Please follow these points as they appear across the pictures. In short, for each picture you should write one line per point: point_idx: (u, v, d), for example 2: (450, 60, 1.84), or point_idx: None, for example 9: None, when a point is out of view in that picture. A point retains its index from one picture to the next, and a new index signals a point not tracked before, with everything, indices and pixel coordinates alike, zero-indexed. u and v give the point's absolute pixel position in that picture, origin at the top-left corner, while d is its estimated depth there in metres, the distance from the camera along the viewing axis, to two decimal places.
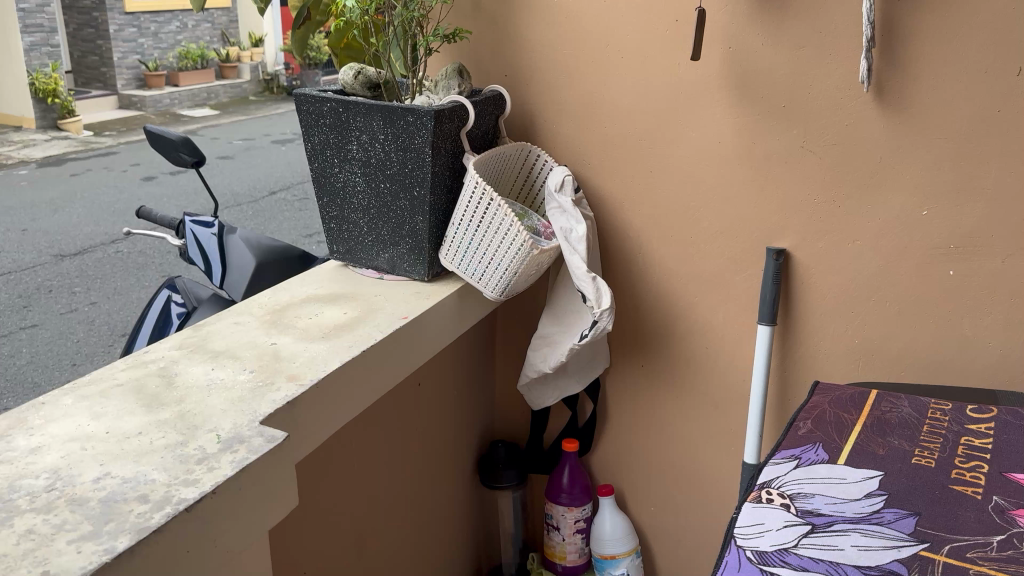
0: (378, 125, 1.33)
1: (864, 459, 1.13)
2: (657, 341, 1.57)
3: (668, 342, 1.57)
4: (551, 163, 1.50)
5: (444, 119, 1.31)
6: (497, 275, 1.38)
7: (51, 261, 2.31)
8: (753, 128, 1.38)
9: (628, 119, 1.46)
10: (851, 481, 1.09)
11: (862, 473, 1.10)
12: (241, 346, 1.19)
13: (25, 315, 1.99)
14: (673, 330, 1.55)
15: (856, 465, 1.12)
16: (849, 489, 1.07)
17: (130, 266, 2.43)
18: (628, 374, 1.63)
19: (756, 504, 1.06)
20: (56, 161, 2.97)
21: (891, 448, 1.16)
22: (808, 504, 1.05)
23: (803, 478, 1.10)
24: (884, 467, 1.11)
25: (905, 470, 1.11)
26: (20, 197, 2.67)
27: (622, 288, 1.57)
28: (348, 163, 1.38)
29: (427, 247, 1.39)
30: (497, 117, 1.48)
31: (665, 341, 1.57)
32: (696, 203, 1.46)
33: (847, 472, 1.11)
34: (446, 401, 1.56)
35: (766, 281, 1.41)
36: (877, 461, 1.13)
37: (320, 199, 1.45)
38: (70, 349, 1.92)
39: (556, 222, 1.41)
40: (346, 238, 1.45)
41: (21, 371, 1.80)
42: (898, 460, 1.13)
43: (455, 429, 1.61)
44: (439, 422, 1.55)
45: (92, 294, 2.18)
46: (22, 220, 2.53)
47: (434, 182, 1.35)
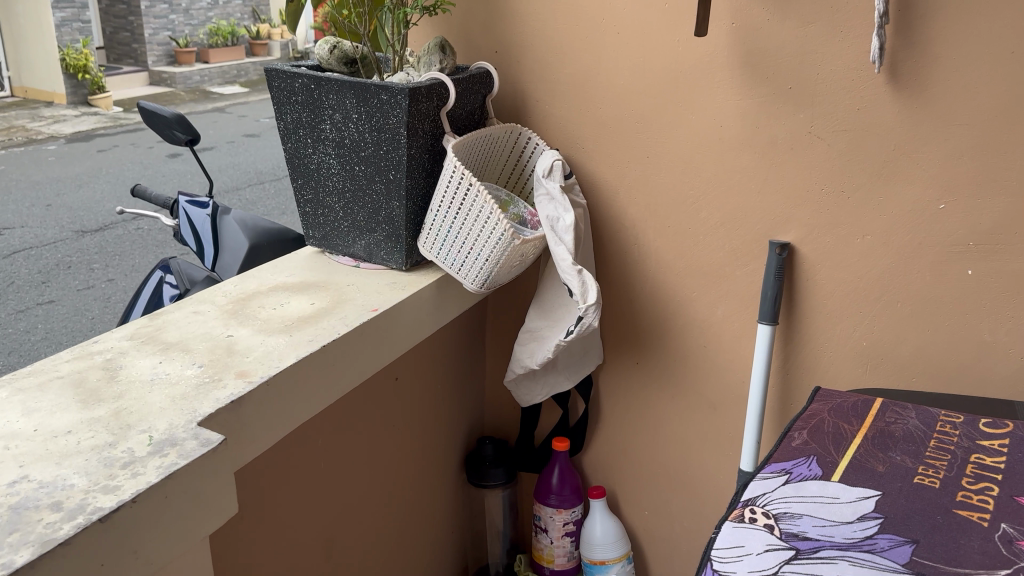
0: (350, 104, 1.24)
1: (863, 477, 1.04)
2: (653, 338, 1.48)
3: (665, 340, 1.47)
4: (542, 147, 1.40)
5: (421, 97, 1.22)
6: (478, 267, 1.29)
7: (73, 236, 2.07)
8: (757, 112, 1.27)
9: (624, 100, 1.36)
10: (845, 501, 0.99)
11: (859, 493, 1.00)
12: (196, 338, 1.12)
13: (42, 290, 1.80)
14: (670, 327, 1.46)
15: (852, 483, 1.03)
16: (843, 511, 0.97)
17: (150, 243, 2.17)
18: (623, 371, 1.54)
19: (737, 525, 0.97)
20: (82, 138, 2.72)
21: (893, 465, 1.06)
22: (794, 527, 0.95)
23: (792, 498, 1.00)
24: (883, 487, 1.02)
25: (907, 490, 1.01)
26: (47, 171, 2.36)
27: (617, 280, 1.48)
28: (322, 143, 1.30)
29: (404, 234, 1.31)
30: (485, 97, 1.39)
31: (661, 338, 1.47)
32: (695, 192, 1.36)
33: (842, 491, 1.01)
34: (429, 397, 1.48)
35: (767, 277, 1.31)
36: (876, 480, 1.03)
37: (295, 182, 1.37)
38: (83, 326, 1.74)
39: (542, 211, 1.32)
40: (322, 223, 1.38)
41: (35, 347, 1.63)
42: (900, 479, 1.03)
43: (439, 426, 1.53)
44: (421, 418, 1.47)
45: (110, 271, 1.97)
46: (45, 195, 2.25)
47: (410, 165, 1.26)
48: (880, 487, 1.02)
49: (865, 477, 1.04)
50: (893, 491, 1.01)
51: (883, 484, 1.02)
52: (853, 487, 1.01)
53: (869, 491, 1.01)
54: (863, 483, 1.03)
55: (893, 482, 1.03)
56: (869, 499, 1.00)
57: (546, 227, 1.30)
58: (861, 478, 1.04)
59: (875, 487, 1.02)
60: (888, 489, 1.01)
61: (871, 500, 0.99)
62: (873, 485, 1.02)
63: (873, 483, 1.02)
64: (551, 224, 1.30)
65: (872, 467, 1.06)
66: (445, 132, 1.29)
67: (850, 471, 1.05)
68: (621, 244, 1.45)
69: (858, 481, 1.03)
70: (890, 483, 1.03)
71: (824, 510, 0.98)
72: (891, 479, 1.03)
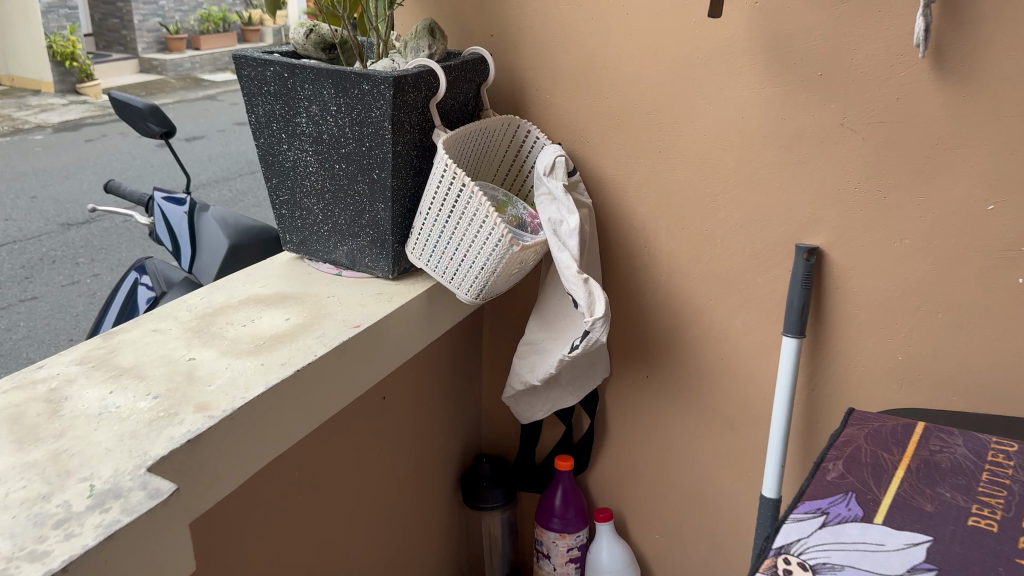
0: (328, 95, 1.11)
1: (912, 519, 0.91)
2: (665, 350, 1.35)
3: (678, 351, 1.34)
4: (542, 141, 1.27)
5: (408, 86, 1.09)
6: (472, 276, 1.16)
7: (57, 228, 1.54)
8: (782, 102, 1.14)
9: (633, 89, 1.22)
10: (892, 549, 0.86)
11: (907, 538, 0.88)
12: (154, 362, 0.99)
13: (28, 286, 1.42)
14: (684, 338, 1.33)
15: (899, 527, 0.90)
16: (891, 561, 0.85)
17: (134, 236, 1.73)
18: (632, 384, 1.41)
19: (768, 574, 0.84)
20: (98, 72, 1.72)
21: (944, 504, 0.93)
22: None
23: (831, 543, 0.87)
24: (935, 531, 0.89)
25: (962, 535, 0.88)
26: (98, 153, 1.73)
27: (625, 285, 1.35)
28: (298, 139, 1.17)
29: (390, 239, 1.18)
30: (480, 86, 1.25)
31: (674, 350, 1.35)
32: (712, 191, 1.23)
33: (887, 537, 0.88)
34: (421, 416, 1.35)
35: (793, 286, 1.18)
36: (926, 521, 0.91)
37: (269, 181, 1.24)
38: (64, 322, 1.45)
39: (543, 214, 1.19)
40: (300, 227, 1.24)
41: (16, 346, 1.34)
42: (954, 522, 0.91)
43: (431, 446, 1.41)
44: (411, 438, 1.34)
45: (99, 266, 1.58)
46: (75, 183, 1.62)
47: (396, 163, 1.13)
48: (931, 530, 0.89)
49: (915, 518, 0.91)
50: (945, 536, 0.88)
51: (935, 528, 0.90)
52: (903, 532, 0.89)
53: (920, 536, 0.88)
54: (912, 525, 0.90)
55: (945, 524, 0.90)
56: (920, 547, 0.87)
57: (548, 231, 1.17)
58: (909, 520, 0.91)
59: (926, 531, 0.89)
60: (941, 534, 0.89)
61: (922, 548, 0.86)
62: (924, 528, 0.90)
63: (923, 526, 0.90)
64: (553, 228, 1.17)
65: (919, 506, 0.93)
66: (435, 125, 1.16)
67: (895, 511, 0.92)
68: (629, 247, 1.32)
69: (906, 523, 0.90)
70: (942, 525, 0.90)
71: (868, 561, 0.85)
72: (943, 521, 0.91)
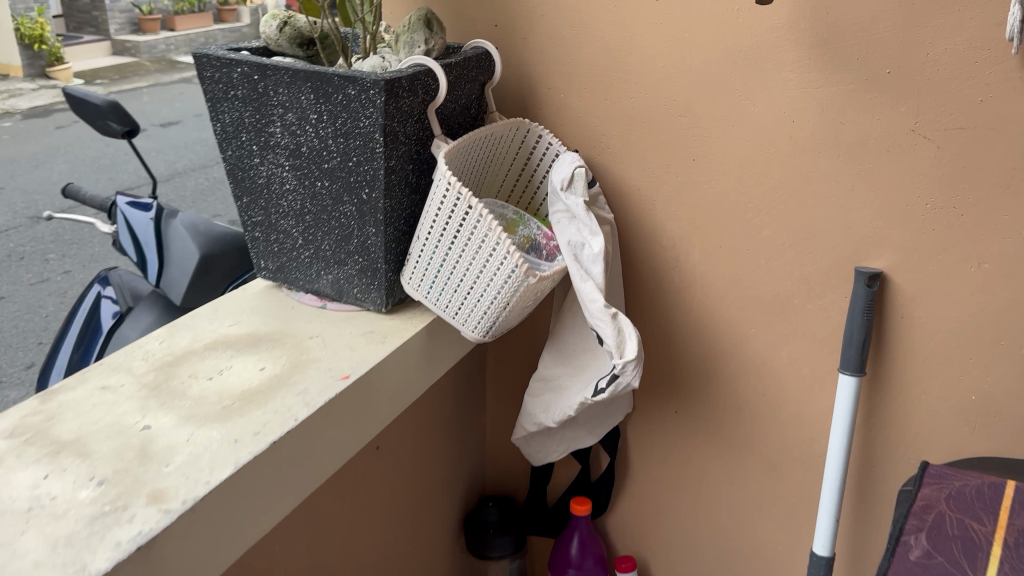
0: (307, 101, 0.93)
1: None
2: (696, 384, 1.19)
3: (710, 383, 1.18)
4: (557, 148, 1.10)
5: (402, 89, 0.91)
6: (481, 311, 0.98)
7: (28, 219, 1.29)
8: (840, 105, 0.97)
9: (662, 89, 1.05)
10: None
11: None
12: (100, 434, 0.81)
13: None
14: (717, 369, 1.17)
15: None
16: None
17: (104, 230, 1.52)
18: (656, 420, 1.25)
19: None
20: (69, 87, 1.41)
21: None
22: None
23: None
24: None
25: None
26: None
27: (650, 309, 1.18)
28: (272, 151, 0.99)
29: (383, 269, 1.01)
30: (483, 85, 1.08)
31: (707, 385, 1.18)
32: (754, 207, 1.06)
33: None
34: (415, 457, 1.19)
35: (852, 318, 1.02)
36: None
37: (239, 200, 1.06)
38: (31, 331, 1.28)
39: (560, 236, 1.01)
40: (276, 252, 1.07)
41: None
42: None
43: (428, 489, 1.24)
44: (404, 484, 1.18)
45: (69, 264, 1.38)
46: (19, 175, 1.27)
47: (388, 181, 0.95)
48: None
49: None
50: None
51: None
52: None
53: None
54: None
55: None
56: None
57: (567, 256, 1.00)
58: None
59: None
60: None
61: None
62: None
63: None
64: (573, 253, 1.00)
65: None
66: (434, 132, 0.98)
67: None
68: (655, 267, 1.15)
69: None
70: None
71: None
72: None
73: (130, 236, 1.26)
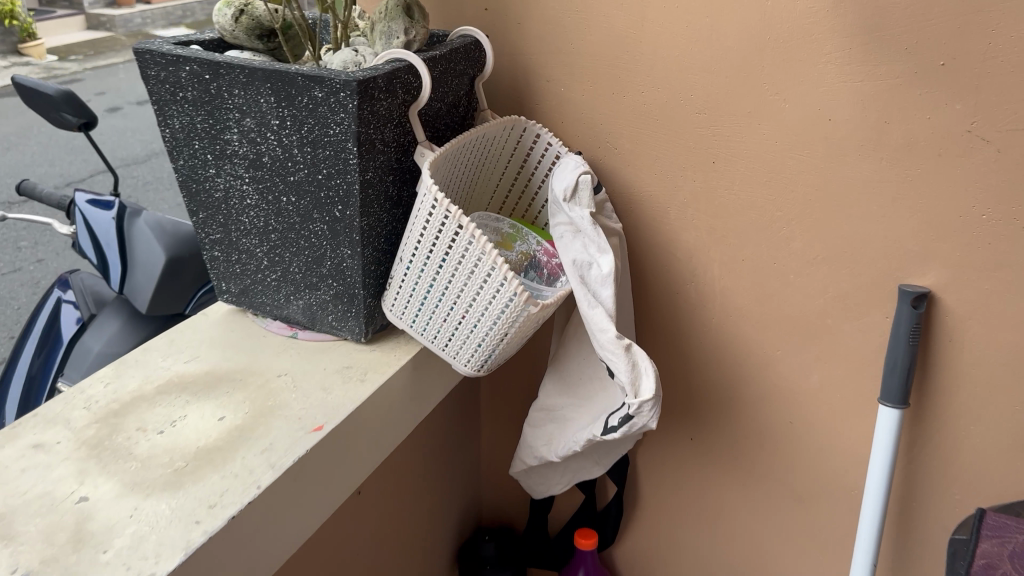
0: (268, 104, 0.80)
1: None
2: (715, 408, 1.07)
3: (730, 407, 1.06)
4: (558, 150, 0.97)
5: (378, 91, 0.77)
6: (476, 343, 0.85)
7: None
8: (886, 102, 0.83)
9: (678, 83, 0.91)
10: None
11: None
12: (25, 509, 0.68)
13: None
14: (737, 392, 1.05)
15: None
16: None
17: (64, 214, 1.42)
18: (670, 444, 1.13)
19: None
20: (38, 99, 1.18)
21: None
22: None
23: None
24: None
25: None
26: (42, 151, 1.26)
27: (662, 327, 1.06)
28: (230, 161, 0.86)
29: (361, 295, 0.87)
30: (473, 79, 0.94)
31: (728, 408, 1.06)
32: (785, 216, 0.93)
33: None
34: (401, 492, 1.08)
35: (894, 343, 0.90)
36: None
37: (195, 215, 0.92)
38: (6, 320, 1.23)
39: (563, 255, 0.88)
40: (239, 274, 0.94)
41: None
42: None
43: (415, 522, 1.13)
44: (389, 521, 1.07)
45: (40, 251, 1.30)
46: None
47: (364, 196, 0.82)
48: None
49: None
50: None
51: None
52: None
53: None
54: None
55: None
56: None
57: (572, 278, 0.87)
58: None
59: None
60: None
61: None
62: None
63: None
64: (579, 275, 0.87)
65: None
66: (418, 136, 0.85)
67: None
68: (669, 281, 1.03)
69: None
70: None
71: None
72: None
73: (88, 231, 1.12)
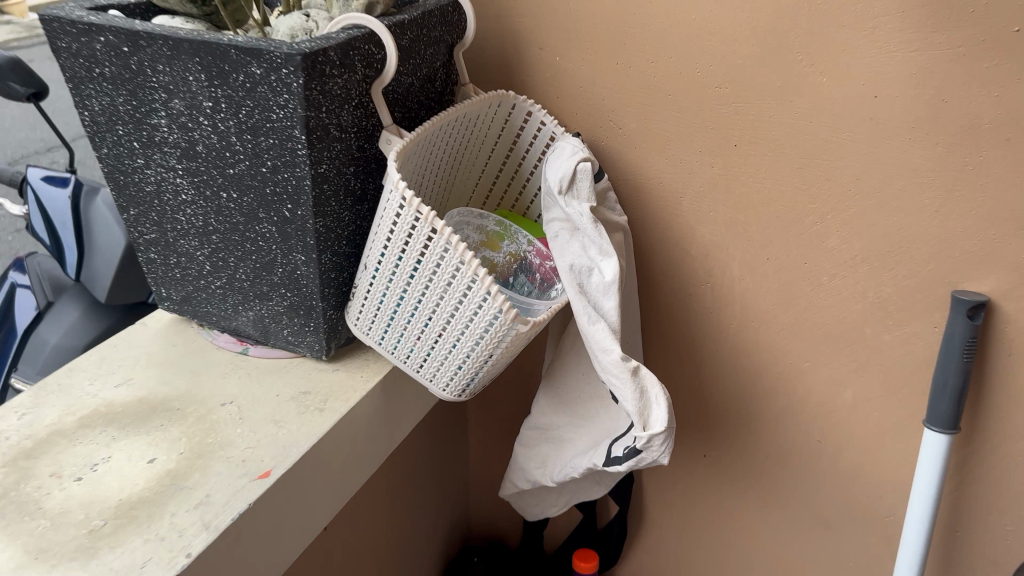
0: (199, 82, 0.65)
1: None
2: (734, 420, 0.95)
3: (750, 419, 0.94)
4: (553, 130, 0.83)
5: (330, 65, 0.63)
6: (455, 366, 0.72)
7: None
8: (946, 78, 0.68)
9: (696, 52, 0.76)
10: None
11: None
12: None
13: None
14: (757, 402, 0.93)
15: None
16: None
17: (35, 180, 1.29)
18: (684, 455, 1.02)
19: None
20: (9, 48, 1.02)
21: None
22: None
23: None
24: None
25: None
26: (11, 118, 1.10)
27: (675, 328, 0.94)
28: (160, 150, 0.72)
29: (319, 307, 0.74)
30: (451, 48, 0.80)
31: (747, 422, 0.94)
32: (819, 209, 0.79)
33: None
34: (373, 510, 0.96)
35: (945, 361, 0.77)
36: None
37: (125, 212, 0.78)
38: None
39: (559, 259, 0.75)
40: (180, 279, 0.80)
41: None
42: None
43: (392, 541, 1.02)
44: (361, 546, 0.95)
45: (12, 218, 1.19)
46: None
47: (318, 193, 0.68)
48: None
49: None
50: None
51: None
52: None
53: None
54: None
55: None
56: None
57: (570, 288, 0.73)
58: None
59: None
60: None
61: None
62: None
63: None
64: (578, 283, 0.73)
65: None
66: (383, 120, 0.71)
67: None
68: (683, 279, 0.90)
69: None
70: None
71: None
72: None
73: (38, 208, 0.95)
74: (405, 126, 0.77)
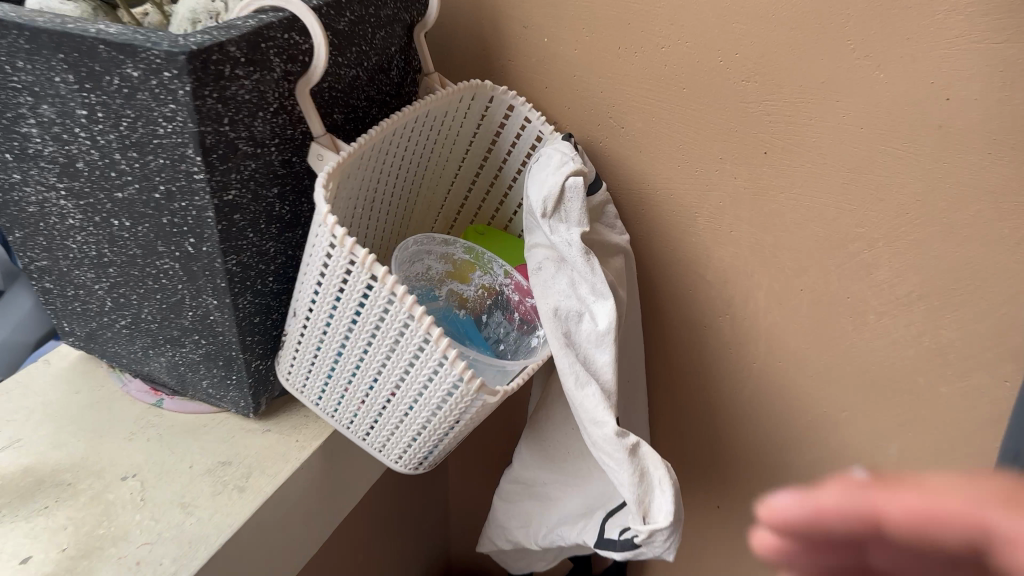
0: (65, 85, 0.50)
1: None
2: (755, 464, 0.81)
3: (773, 463, 0.80)
4: (540, 129, 0.67)
5: (231, 65, 0.48)
6: (408, 439, 0.57)
7: None
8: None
9: (721, 36, 0.60)
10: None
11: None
12: None
13: None
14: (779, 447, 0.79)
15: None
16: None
17: None
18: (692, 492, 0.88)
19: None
20: None
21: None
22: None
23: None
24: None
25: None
26: None
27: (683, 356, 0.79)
28: (35, 165, 0.56)
29: (242, 361, 0.60)
30: (410, 29, 0.64)
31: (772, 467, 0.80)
32: (864, 238, 0.63)
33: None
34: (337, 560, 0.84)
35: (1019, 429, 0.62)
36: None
37: (9, 234, 0.63)
38: None
39: (540, 302, 0.60)
40: (81, 314, 0.65)
41: None
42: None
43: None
44: None
45: None
46: None
47: (226, 226, 0.53)
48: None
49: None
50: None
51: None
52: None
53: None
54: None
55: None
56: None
57: (554, 342, 0.58)
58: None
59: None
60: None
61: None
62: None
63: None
64: (563, 334, 0.58)
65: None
66: (312, 129, 0.55)
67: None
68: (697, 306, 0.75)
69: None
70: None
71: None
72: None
73: None
74: (349, 129, 0.62)
